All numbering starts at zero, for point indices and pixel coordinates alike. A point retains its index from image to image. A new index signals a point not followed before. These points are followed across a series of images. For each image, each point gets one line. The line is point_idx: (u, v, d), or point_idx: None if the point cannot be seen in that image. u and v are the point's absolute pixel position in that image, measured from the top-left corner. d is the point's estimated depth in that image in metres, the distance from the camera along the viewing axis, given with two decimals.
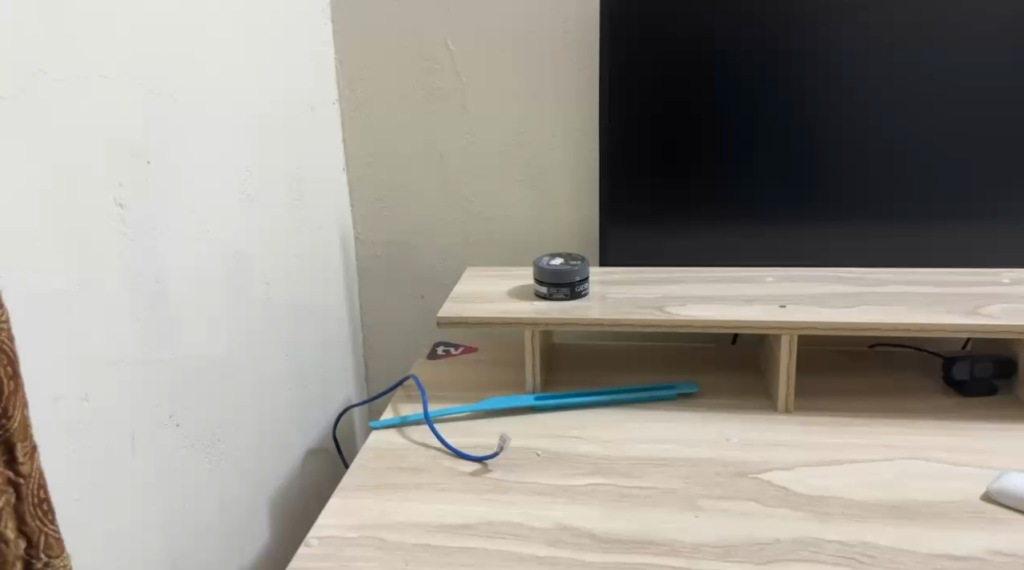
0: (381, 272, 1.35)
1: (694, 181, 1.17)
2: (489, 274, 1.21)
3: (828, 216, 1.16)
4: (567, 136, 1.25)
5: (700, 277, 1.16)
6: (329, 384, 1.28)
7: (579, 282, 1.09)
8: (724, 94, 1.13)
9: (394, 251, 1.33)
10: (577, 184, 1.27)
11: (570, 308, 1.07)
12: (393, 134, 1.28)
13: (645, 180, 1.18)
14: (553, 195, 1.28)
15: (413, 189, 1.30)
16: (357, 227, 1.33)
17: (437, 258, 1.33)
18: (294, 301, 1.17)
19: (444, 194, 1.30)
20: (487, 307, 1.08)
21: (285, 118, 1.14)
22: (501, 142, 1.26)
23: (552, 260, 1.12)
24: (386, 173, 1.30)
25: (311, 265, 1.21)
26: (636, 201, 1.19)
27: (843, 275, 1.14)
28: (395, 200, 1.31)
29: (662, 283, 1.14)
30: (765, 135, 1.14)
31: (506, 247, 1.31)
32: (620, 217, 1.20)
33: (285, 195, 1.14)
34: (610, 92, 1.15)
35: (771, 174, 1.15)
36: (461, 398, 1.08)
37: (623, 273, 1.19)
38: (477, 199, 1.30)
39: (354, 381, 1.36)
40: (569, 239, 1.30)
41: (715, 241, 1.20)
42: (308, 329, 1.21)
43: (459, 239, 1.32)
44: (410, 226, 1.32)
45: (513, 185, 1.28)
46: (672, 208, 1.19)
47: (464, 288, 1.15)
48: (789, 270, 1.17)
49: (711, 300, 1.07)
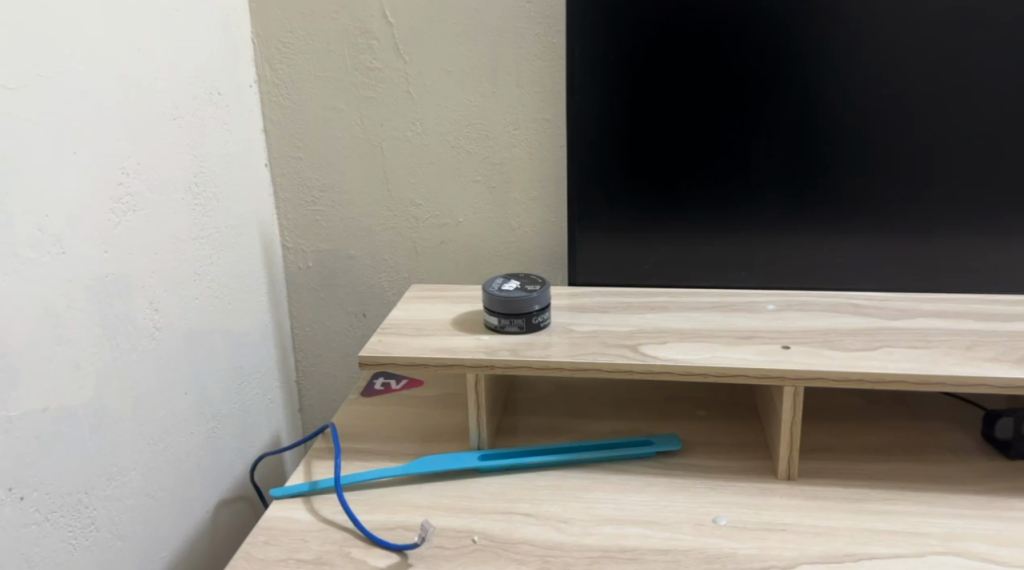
0: (315, 287, 1.14)
1: (682, 185, 0.96)
2: (434, 295, 1.01)
3: (844, 229, 0.95)
4: (532, 128, 1.04)
5: (687, 303, 0.96)
6: (245, 422, 1.08)
7: (537, 312, 0.89)
8: (718, 81, 0.92)
9: (329, 262, 1.13)
10: (543, 186, 1.06)
11: (523, 347, 0.86)
12: (323, 125, 1.07)
13: (623, 184, 0.97)
14: (514, 197, 1.07)
15: (350, 190, 1.09)
16: (284, 233, 1.12)
17: (380, 271, 1.13)
18: (195, 327, 0.98)
19: (386, 197, 1.09)
20: (423, 345, 0.88)
21: (182, 106, 0.94)
22: (453, 135, 1.06)
23: (506, 283, 0.91)
24: (317, 171, 1.09)
25: (220, 282, 1.01)
26: (611, 210, 0.98)
27: (861, 303, 0.94)
28: (328, 203, 1.10)
29: (640, 311, 0.94)
30: (769, 130, 0.93)
31: (461, 259, 1.11)
32: (591, 228, 0.99)
33: (181, 201, 0.94)
34: (581, 76, 0.94)
35: (774, 178, 0.94)
36: (390, 454, 0.89)
37: (594, 297, 0.99)
38: (426, 204, 1.09)
39: (281, 412, 1.16)
40: (534, 250, 1.09)
41: (708, 257, 0.99)
42: (215, 357, 1.02)
43: (406, 249, 1.11)
44: (346, 234, 1.11)
45: (468, 186, 1.08)
46: (655, 219, 0.98)
47: (401, 316, 0.95)
48: (794, 296, 0.97)
49: (698, 336, 0.87)
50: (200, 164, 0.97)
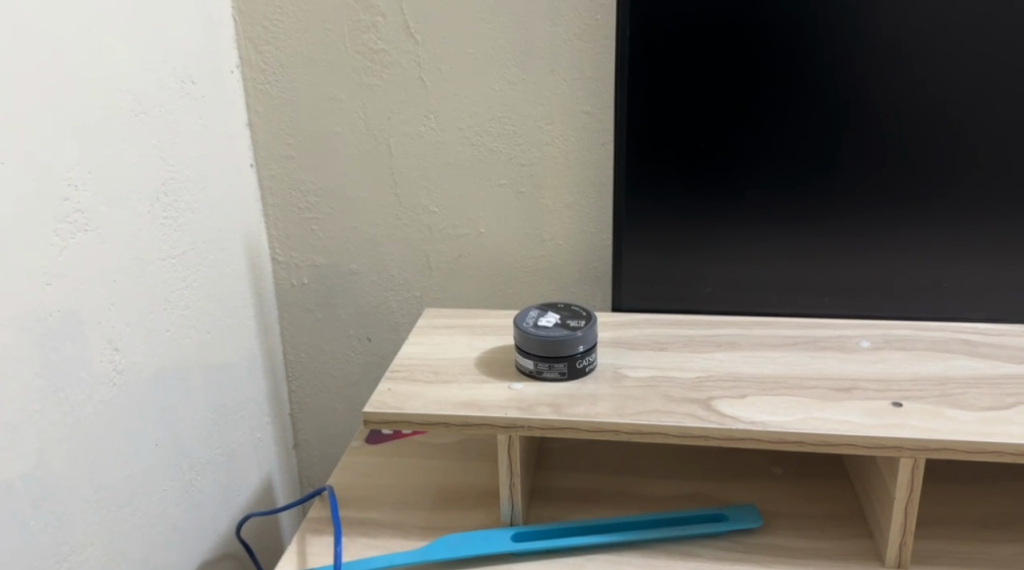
0: (311, 308, 0.97)
1: (754, 196, 0.79)
2: (453, 324, 0.84)
3: (953, 249, 0.78)
4: (569, 123, 0.87)
5: (761, 338, 0.79)
6: (228, 469, 0.93)
7: (581, 355, 0.72)
8: (805, 68, 0.74)
9: (328, 279, 0.96)
10: (582, 191, 0.89)
11: (567, 400, 0.70)
12: (319, 117, 0.90)
13: (681, 195, 0.80)
14: (546, 204, 0.90)
15: (351, 195, 0.92)
16: (273, 245, 0.95)
17: (386, 290, 0.96)
18: (167, 363, 0.82)
19: (395, 204, 0.92)
20: (442, 396, 0.71)
21: (147, 99, 0.77)
22: (474, 130, 0.88)
23: (544, 316, 0.75)
24: (312, 173, 0.92)
25: (197, 307, 0.85)
26: (666, 226, 0.81)
27: (973, 341, 0.77)
28: (325, 211, 0.93)
29: (705, 349, 0.77)
30: (865, 128, 0.75)
31: (482, 277, 0.94)
32: (642, 248, 0.82)
33: (147, 214, 0.78)
34: (634, 63, 0.76)
35: (870, 186, 0.77)
36: (404, 527, 0.73)
37: (647, 329, 0.82)
38: (441, 212, 0.92)
39: (272, 451, 1.00)
40: (570, 266, 0.92)
41: (784, 280, 0.82)
42: (192, 396, 0.86)
43: (417, 265, 0.94)
44: (347, 247, 0.94)
45: (491, 191, 0.90)
46: (720, 235, 0.81)
47: (413, 354, 0.78)
48: (890, 329, 0.80)
49: (782, 387, 0.70)
50: (170, 170, 0.80)
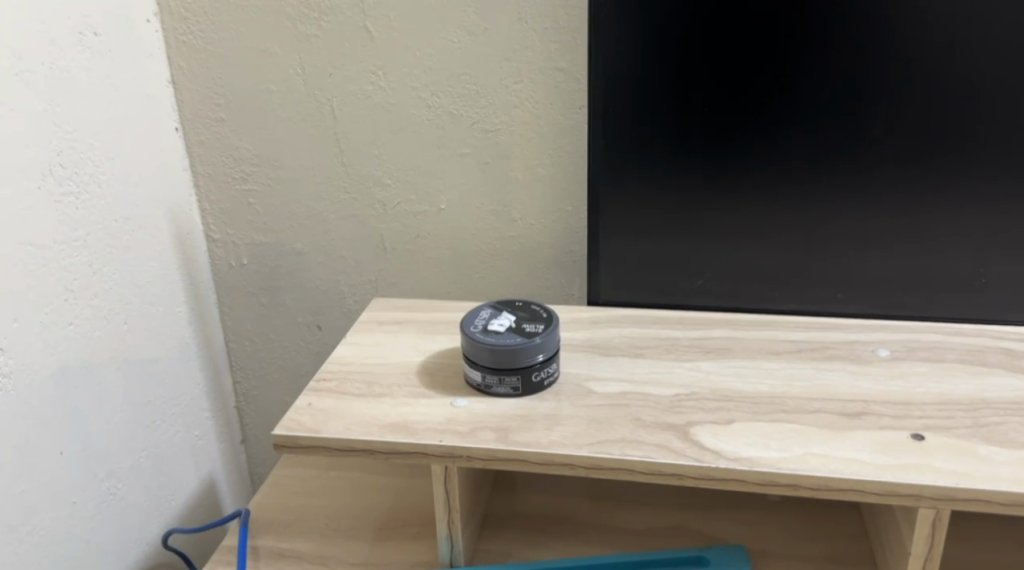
0: (253, 292, 0.86)
1: (756, 172, 0.65)
2: (400, 319, 0.72)
3: (994, 239, 0.65)
4: (540, 81, 0.73)
5: (759, 343, 0.67)
6: (156, 474, 0.82)
7: (538, 366, 0.60)
8: (822, 15, 0.60)
9: (270, 259, 0.84)
10: (557, 162, 0.76)
11: (517, 423, 0.58)
12: (252, 74, 0.77)
13: (668, 171, 0.66)
14: (515, 177, 0.77)
15: (292, 165, 0.80)
16: (208, 220, 0.84)
17: (336, 273, 0.84)
18: (71, 361, 0.71)
19: (342, 176, 0.80)
20: (369, 415, 0.60)
21: (33, 53, 0.65)
22: (430, 90, 0.75)
23: (496, 318, 0.63)
24: (247, 138, 0.80)
25: (108, 296, 0.74)
26: (650, 208, 0.68)
27: (1013, 351, 0.65)
28: (264, 183, 0.81)
29: (690, 356, 0.65)
30: (893, 92, 0.62)
31: (443, 260, 0.82)
32: (622, 234, 0.69)
33: (38, 190, 0.66)
34: (612, 9, 0.62)
35: (896, 162, 0.63)
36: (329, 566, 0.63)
37: (626, 329, 0.70)
38: (395, 185, 0.79)
39: (214, 449, 0.90)
40: (544, 249, 0.79)
41: (790, 272, 0.69)
42: (107, 395, 0.76)
43: (370, 245, 0.82)
44: (290, 224, 0.82)
45: (451, 161, 0.78)
46: (714, 220, 0.68)
47: (346, 359, 0.67)
48: (914, 333, 0.68)
49: (779, 411, 0.58)
50: (68, 139, 0.68)
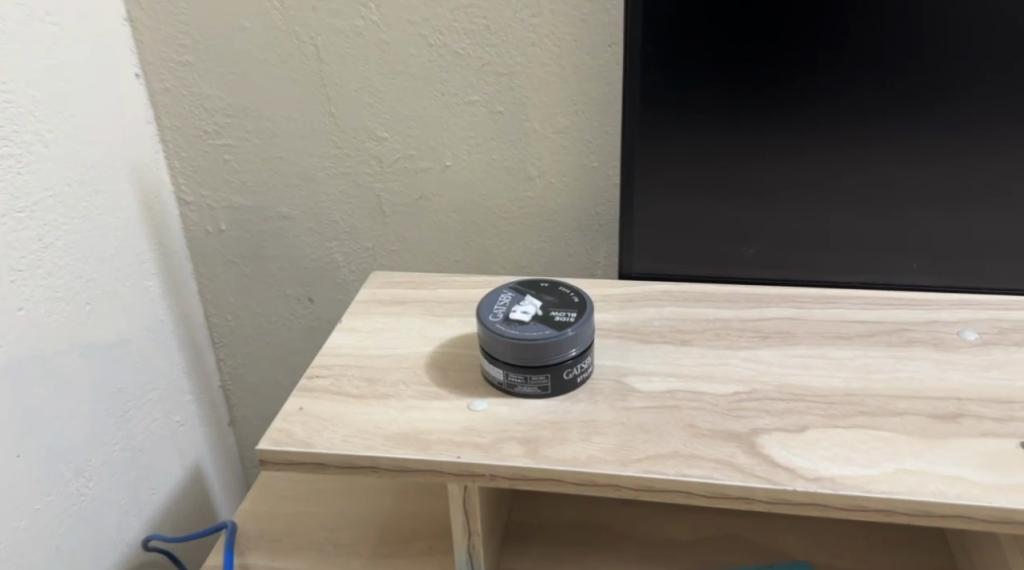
0: (233, 261, 0.76)
1: (823, 123, 0.55)
2: (403, 298, 0.62)
3: None
4: (563, 15, 0.62)
5: (824, 326, 0.57)
6: (132, 467, 0.73)
7: (570, 361, 0.51)
8: None
9: (252, 224, 0.74)
10: (581, 112, 0.65)
11: (547, 432, 0.49)
12: (220, 7, 0.65)
13: (719, 121, 0.56)
14: (532, 128, 0.67)
15: (273, 116, 0.69)
16: (179, 180, 0.73)
17: (328, 239, 0.74)
18: (23, 352, 0.61)
19: (331, 128, 0.69)
20: (371, 423, 0.50)
21: None
22: (432, 27, 0.64)
23: (519, 304, 0.53)
24: (218, 85, 0.68)
25: (62, 272, 0.63)
26: (696, 166, 0.58)
27: None
28: (241, 137, 0.70)
29: (746, 342, 0.56)
30: (995, 24, 0.51)
31: (450, 223, 0.71)
32: (661, 196, 0.59)
33: None
34: None
35: (991, 109, 0.54)
36: None
37: (667, 308, 0.60)
38: (393, 138, 0.69)
39: (199, 434, 0.80)
40: (566, 211, 0.69)
41: (857, 239, 0.59)
42: (70, 385, 0.66)
43: (365, 208, 0.72)
44: (273, 185, 0.72)
45: (458, 110, 0.67)
46: (771, 180, 0.58)
47: (342, 351, 0.57)
48: (1001, 311, 0.58)
49: (858, 414, 0.49)
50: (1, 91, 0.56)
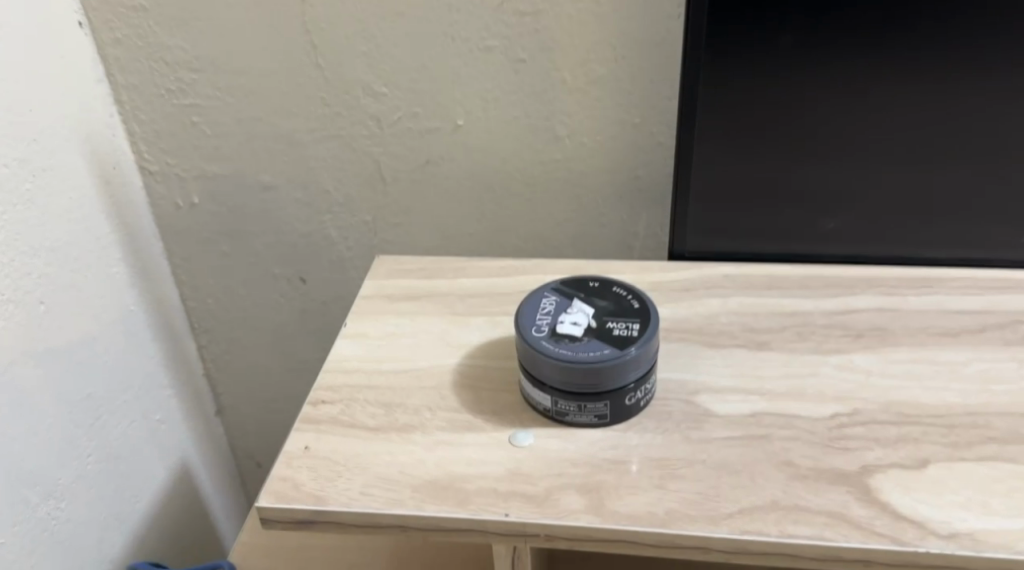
0: (210, 238, 0.65)
1: (943, 72, 0.44)
2: (418, 293, 0.53)
3: None
4: None
5: (924, 319, 0.48)
6: (111, 480, 0.63)
7: (632, 384, 0.42)
8: None
9: (230, 196, 0.63)
10: (620, 58, 0.54)
11: (612, 476, 0.40)
12: None
13: (812, 70, 0.45)
14: (561, 79, 0.55)
15: (248, 70, 0.57)
16: (141, 147, 0.61)
17: (320, 212, 0.63)
18: None
19: (318, 82, 0.57)
20: (395, 467, 0.41)
21: None
22: None
23: (567, 313, 0.44)
24: (179, 34, 0.56)
25: (7, 269, 0.51)
26: (777, 125, 0.46)
27: None
28: (211, 95, 0.59)
29: (834, 344, 0.47)
30: None
31: (463, 192, 0.61)
32: (730, 162, 0.48)
33: None
34: None
35: None
36: None
37: (733, 297, 0.51)
38: (394, 94, 0.57)
39: (183, 432, 0.70)
40: (601, 176, 0.59)
41: (963, 216, 0.49)
42: (30, 401, 0.54)
43: (363, 175, 0.61)
44: (251, 151, 0.61)
45: (472, 58, 0.55)
46: (869, 142, 0.47)
47: (349, 365, 0.47)
48: None
49: (985, 442, 0.41)
50: None
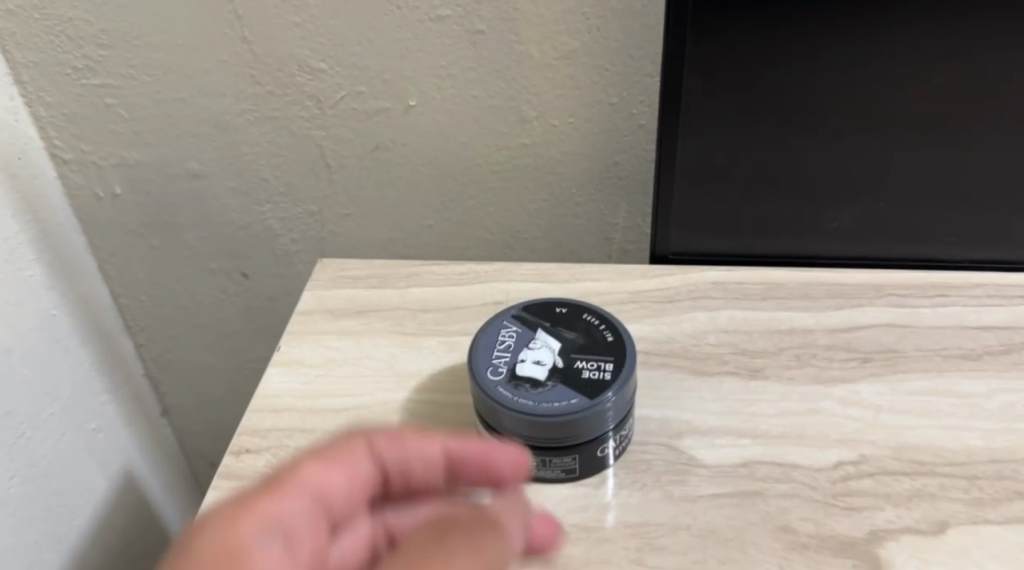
0: (138, 231, 0.58)
1: (973, 46, 0.36)
2: (364, 307, 0.46)
3: None
4: None
5: (939, 338, 0.42)
6: (41, 499, 0.55)
7: (605, 435, 0.36)
8: None
9: (156, 186, 0.55)
10: (594, 29, 0.46)
11: (581, 548, 0.34)
12: None
13: (812, 44, 0.37)
14: (526, 53, 0.48)
15: (164, 45, 0.49)
16: (48, 133, 0.53)
17: (259, 202, 0.56)
18: None
19: (246, 58, 0.49)
20: None
21: None
22: None
23: (528, 350, 0.37)
24: (79, 4, 0.48)
25: None
26: (772, 109, 0.39)
27: None
28: (123, 74, 0.50)
29: (837, 371, 0.41)
30: None
31: (419, 179, 0.54)
32: (715, 152, 0.41)
33: None
34: None
35: None
36: None
37: (722, 310, 0.44)
38: (334, 71, 0.49)
39: (118, 436, 0.64)
40: (574, 161, 0.52)
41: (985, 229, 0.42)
42: None
43: (304, 161, 0.54)
44: (175, 135, 0.53)
45: (422, 29, 0.47)
46: (881, 129, 0.39)
47: (281, 404, 0.41)
48: None
49: (1013, 498, 0.35)
50: None
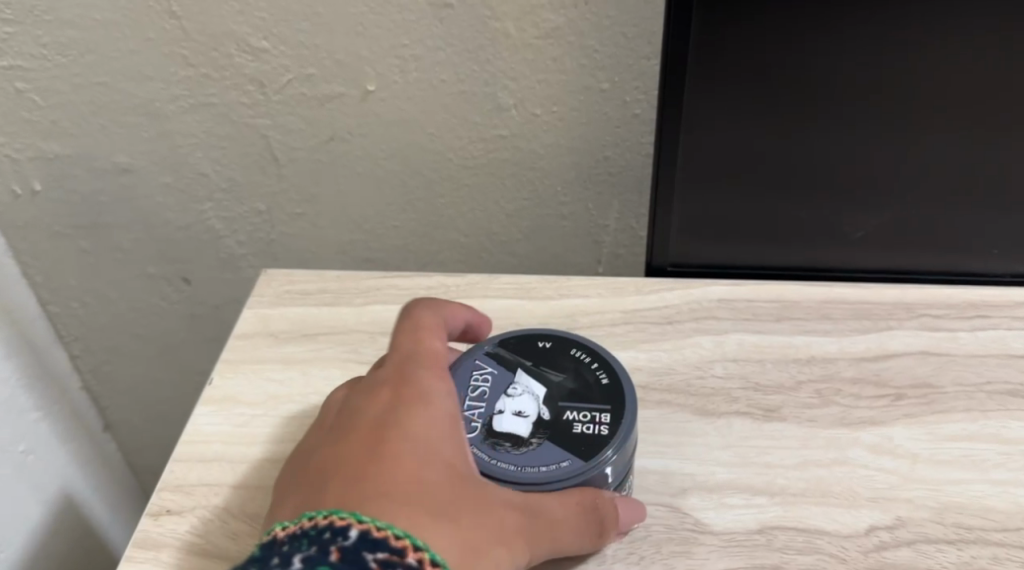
0: (65, 232, 0.51)
1: (1004, 41, 0.29)
2: (313, 330, 0.40)
3: None
4: None
5: (982, 370, 0.36)
6: None
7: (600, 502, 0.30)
8: None
9: (81, 182, 0.48)
10: (581, 4, 0.40)
11: None
12: None
13: (809, 35, 0.30)
14: (502, 31, 0.41)
15: (79, 20, 0.42)
16: None
17: (200, 200, 0.49)
18: None
19: (177, 36, 0.42)
20: None
21: None
22: None
23: (507, 398, 0.31)
24: None
25: None
26: (768, 113, 0.32)
27: None
28: (34, 54, 0.43)
29: (865, 410, 0.35)
30: None
31: (381, 175, 0.47)
32: (706, 165, 0.34)
33: None
34: None
35: None
36: None
37: (729, 335, 0.38)
38: (280, 52, 0.42)
39: (54, 456, 0.56)
40: (557, 156, 0.45)
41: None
42: None
43: (249, 154, 0.47)
44: (100, 124, 0.46)
45: (380, 2, 0.40)
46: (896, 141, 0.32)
47: (211, 453, 0.35)
48: None
49: None
50: None
